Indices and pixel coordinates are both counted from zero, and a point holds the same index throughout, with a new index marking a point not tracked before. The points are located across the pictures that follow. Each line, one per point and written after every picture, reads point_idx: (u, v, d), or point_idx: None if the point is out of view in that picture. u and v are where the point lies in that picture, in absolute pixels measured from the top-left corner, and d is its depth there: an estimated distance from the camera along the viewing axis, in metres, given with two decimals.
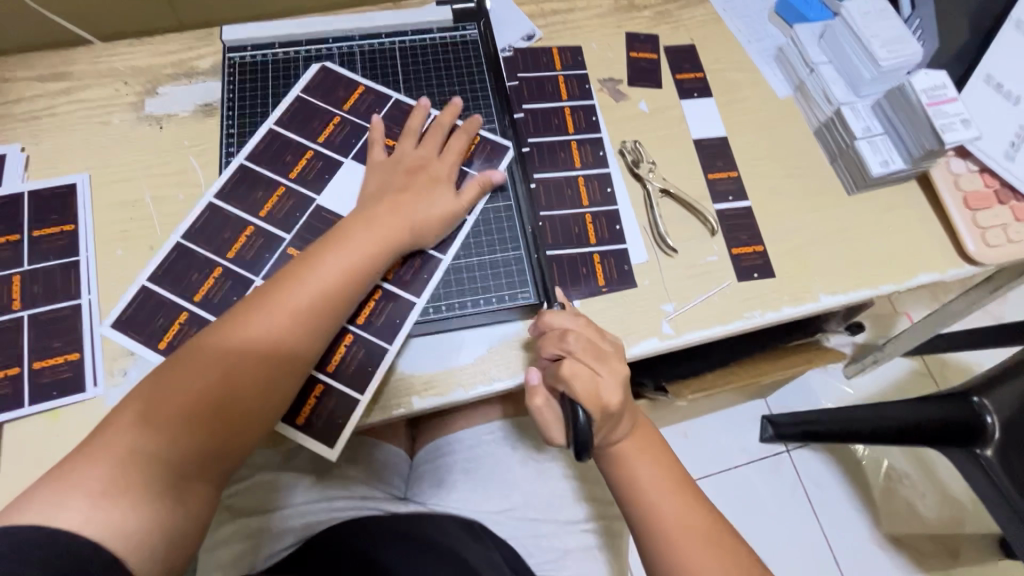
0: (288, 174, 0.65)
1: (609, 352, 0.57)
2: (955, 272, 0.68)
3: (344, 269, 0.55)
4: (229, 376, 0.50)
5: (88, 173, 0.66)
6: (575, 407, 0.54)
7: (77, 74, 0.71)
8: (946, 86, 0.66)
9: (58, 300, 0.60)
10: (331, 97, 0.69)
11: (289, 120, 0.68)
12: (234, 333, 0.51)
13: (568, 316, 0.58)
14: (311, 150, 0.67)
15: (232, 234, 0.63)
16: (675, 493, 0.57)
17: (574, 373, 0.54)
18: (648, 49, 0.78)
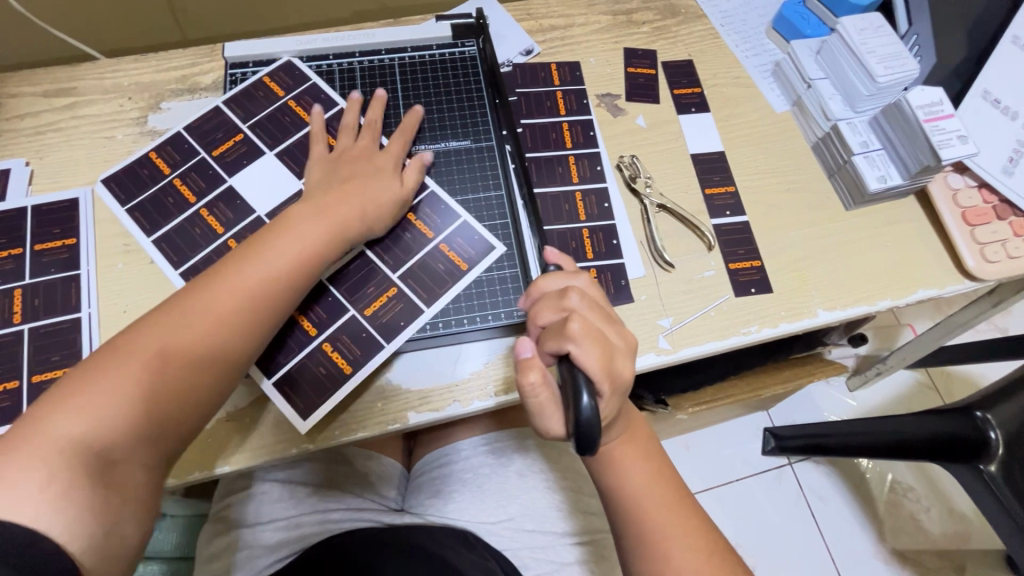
0: (215, 151, 0.68)
1: (612, 317, 0.52)
2: (954, 288, 0.68)
3: (299, 250, 0.55)
4: (205, 335, 0.50)
5: (90, 188, 0.67)
6: (581, 375, 0.46)
7: (82, 90, 0.72)
8: (943, 102, 0.66)
9: (59, 314, 0.60)
10: (279, 106, 0.70)
11: (200, 126, 0.69)
12: (211, 292, 0.52)
13: (566, 280, 0.54)
14: (241, 133, 0.69)
15: (195, 222, 0.64)
16: (675, 513, 0.54)
17: (583, 330, 0.48)
18: (646, 65, 0.79)
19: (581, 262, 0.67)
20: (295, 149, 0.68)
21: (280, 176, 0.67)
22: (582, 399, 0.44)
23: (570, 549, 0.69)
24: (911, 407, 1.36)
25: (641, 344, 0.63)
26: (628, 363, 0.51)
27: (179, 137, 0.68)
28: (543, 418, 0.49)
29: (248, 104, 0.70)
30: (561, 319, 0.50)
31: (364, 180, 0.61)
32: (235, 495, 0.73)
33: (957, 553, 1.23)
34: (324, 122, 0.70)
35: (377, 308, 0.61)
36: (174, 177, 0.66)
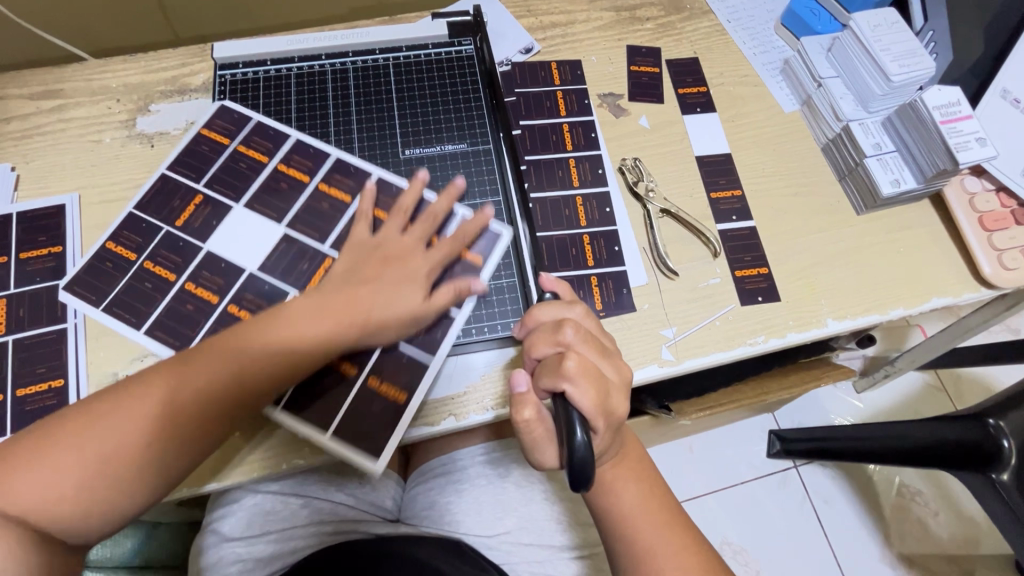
0: (175, 222, 0.63)
1: (610, 349, 0.50)
2: (970, 296, 0.65)
3: (297, 345, 0.53)
4: (176, 414, 0.49)
5: (77, 194, 0.65)
6: (572, 414, 0.45)
7: (69, 92, 0.70)
8: (961, 102, 0.63)
9: (44, 324, 0.58)
10: (230, 155, 0.66)
11: (149, 201, 0.64)
12: (218, 350, 0.51)
13: (562, 309, 0.52)
14: (199, 194, 0.64)
15: (190, 301, 0.59)
16: (671, 532, 0.52)
17: (578, 368, 0.46)
18: (650, 63, 0.76)
19: (581, 269, 0.64)
20: (261, 194, 0.64)
21: (265, 230, 0.62)
22: (576, 436, 0.43)
23: (570, 564, 0.67)
24: (920, 410, 1.34)
25: (643, 355, 0.61)
26: (624, 399, 0.49)
27: (134, 218, 0.63)
28: (537, 450, 0.51)
29: (200, 163, 0.65)
30: (556, 353, 0.48)
31: (387, 295, 0.56)
32: (228, 506, 0.71)
33: (966, 559, 1.21)
34: (283, 157, 0.66)
35: (406, 352, 0.58)
36: (144, 260, 0.61)
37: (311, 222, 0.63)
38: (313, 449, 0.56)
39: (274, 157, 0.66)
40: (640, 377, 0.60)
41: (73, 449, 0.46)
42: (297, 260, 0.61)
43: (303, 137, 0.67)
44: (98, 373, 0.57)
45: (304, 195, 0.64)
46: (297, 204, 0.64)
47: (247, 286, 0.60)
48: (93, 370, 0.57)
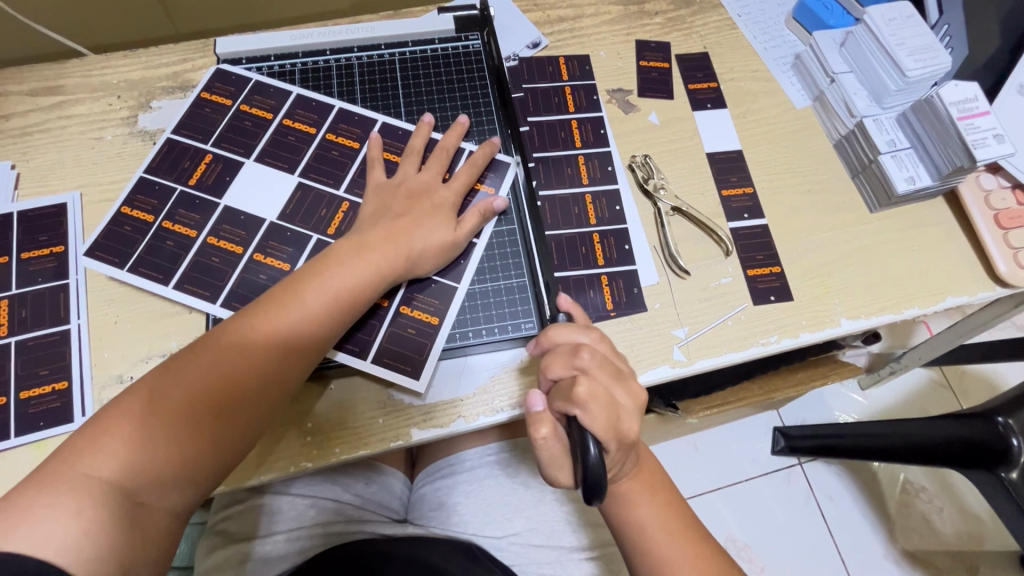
0: (188, 180, 0.63)
1: (624, 371, 0.49)
2: (985, 295, 0.64)
3: (338, 291, 0.53)
4: (194, 403, 0.47)
5: (78, 192, 0.64)
6: (585, 436, 0.43)
7: (69, 88, 0.69)
8: (978, 97, 0.62)
9: (47, 325, 0.58)
10: (235, 115, 0.67)
11: (159, 164, 0.64)
12: (238, 337, 0.50)
13: (577, 330, 0.50)
14: (210, 154, 0.65)
15: (214, 253, 0.60)
16: (682, 539, 0.52)
17: (590, 394, 0.45)
18: (659, 58, 0.75)
19: (591, 269, 0.64)
20: (270, 148, 0.65)
21: (281, 186, 0.63)
22: (588, 449, 0.42)
23: (581, 564, 0.66)
24: (926, 407, 1.33)
25: (655, 356, 0.60)
26: (636, 421, 0.48)
27: (147, 181, 0.64)
28: (552, 467, 0.50)
29: (204, 126, 0.66)
30: (570, 377, 0.47)
31: (417, 231, 0.58)
32: (236, 507, 0.70)
33: (971, 555, 1.21)
34: (287, 113, 0.67)
35: (418, 316, 0.59)
36: (162, 220, 0.62)
37: (325, 169, 0.64)
38: (323, 451, 0.55)
39: (278, 114, 0.67)
40: (651, 378, 0.59)
41: (117, 432, 0.44)
42: (315, 206, 0.63)
43: (306, 96, 0.68)
44: (102, 374, 0.56)
45: (314, 145, 0.65)
46: (307, 154, 0.65)
47: (270, 234, 0.61)
48: (98, 372, 0.57)
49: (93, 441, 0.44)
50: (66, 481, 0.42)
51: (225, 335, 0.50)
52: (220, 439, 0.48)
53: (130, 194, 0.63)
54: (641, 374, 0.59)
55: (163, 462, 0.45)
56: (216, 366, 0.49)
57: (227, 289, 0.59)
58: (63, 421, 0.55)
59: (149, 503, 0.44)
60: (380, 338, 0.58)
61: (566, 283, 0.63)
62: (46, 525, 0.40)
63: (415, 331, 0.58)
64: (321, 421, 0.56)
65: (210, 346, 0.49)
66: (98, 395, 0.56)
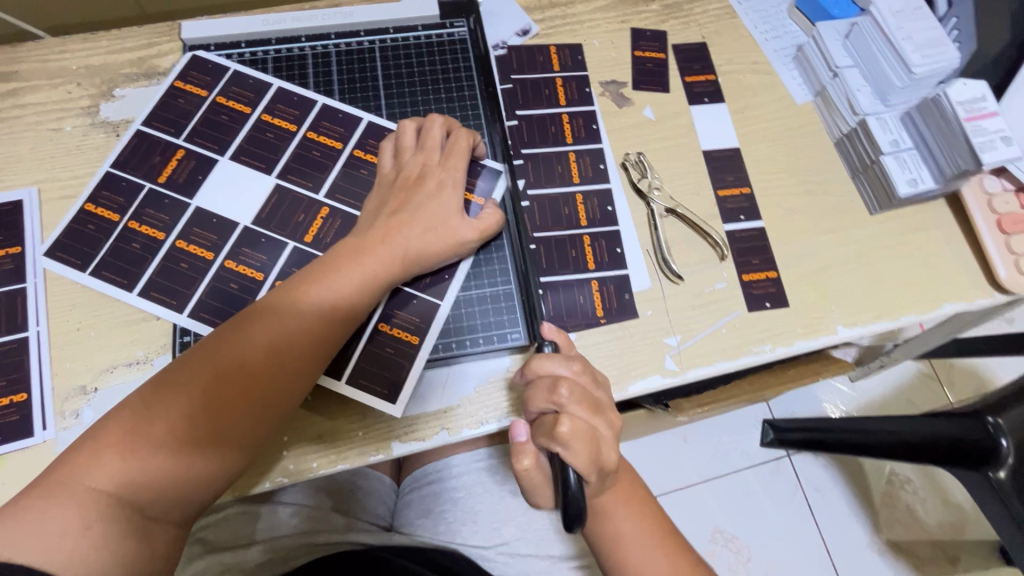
0: (157, 177, 0.60)
1: (604, 402, 0.47)
2: (985, 301, 0.63)
3: (340, 299, 0.50)
4: (190, 426, 0.44)
5: (36, 188, 0.60)
6: (566, 470, 0.43)
7: (24, 74, 0.64)
8: (986, 97, 0.59)
9: (5, 333, 0.54)
10: (210, 107, 0.63)
11: (128, 158, 0.60)
12: (233, 350, 0.47)
13: (559, 360, 0.48)
14: (182, 150, 0.61)
15: (184, 257, 0.57)
16: (666, 552, 0.51)
17: (573, 431, 0.43)
18: (656, 48, 0.71)
19: (581, 273, 0.61)
20: (247, 145, 0.61)
21: (261, 189, 0.60)
22: (569, 479, 0.42)
23: (569, 573, 0.65)
24: (915, 402, 1.33)
25: (645, 365, 0.58)
26: (617, 450, 0.47)
27: (114, 176, 0.60)
28: (533, 494, 0.49)
29: (177, 117, 0.62)
30: (552, 412, 0.45)
31: (420, 226, 0.54)
32: (214, 516, 0.68)
33: (952, 546, 1.23)
34: (266, 107, 0.63)
35: (397, 333, 0.56)
36: (128, 220, 0.58)
37: (303, 170, 0.61)
38: (297, 463, 0.53)
39: (257, 108, 0.63)
40: (642, 389, 0.57)
41: (105, 454, 0.42)
42: (292, 210, 0.59)
43: (289, 90, 0.64)
44: (64, 385, 0.53)
45: (294, 143, 0.62)
46: (287, 153, 0.61)
47: (244, 239, 0.58)
48: (59, 383, 0.53)
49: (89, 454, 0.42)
50: (64, 493, 0.40)
51: (217, 346, 0.47)
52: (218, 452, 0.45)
53: (98, 189, 0.59)
54: (632, 385, 0.57)
55: (163, 483, 0.43)
56: (211, 382, 0.45)
57: (194, 298, 0.56)
58: (22, 435, 0.51)
59: (157, 516, 0.43)
60: (359, 353, 0.55)
61: (555, 288, 0.60)
62: (27, 530, 0.38)
63: (392, 350, 0.56)
64: (294, 432, 0.54)
65: (206, 360, 0.46)
66: (59, 406, 0.53)
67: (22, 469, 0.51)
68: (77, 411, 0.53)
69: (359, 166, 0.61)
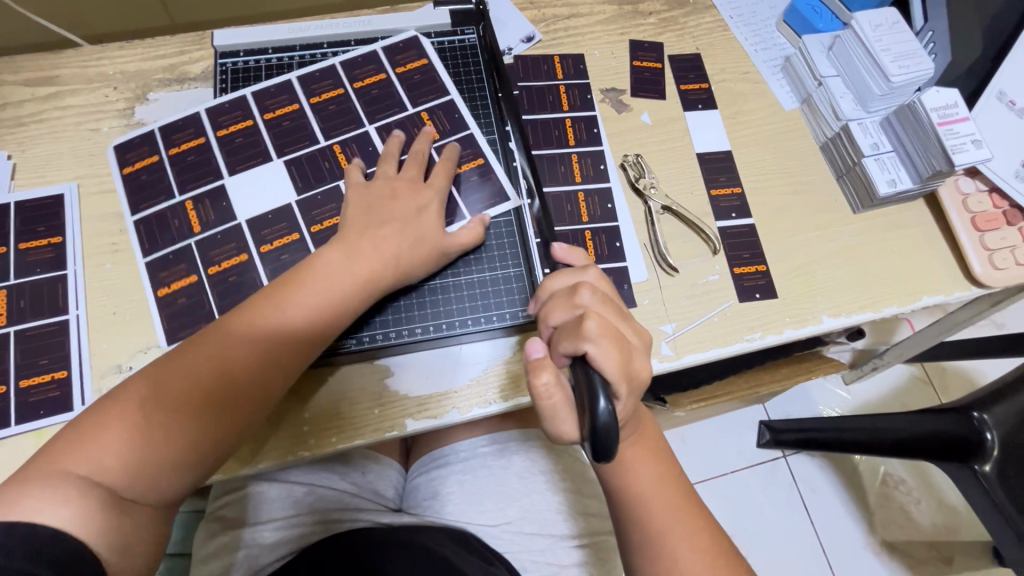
0: (192, 230, 0.61)
1: (625, 312, 0.51)
2: (961, 294, 0.67)
3: (342, 290, 0.54)
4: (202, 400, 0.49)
5: (75, 183, 0.64)
6: (591, 373, 0.45)
7: (65, 79, 0.69)
8: (958, 104, 0.64)
9: (46, 315, 0.58)
10: (171, 159, 0.64)
11: (151, 241, 0.61)
12: (239, 332, 0.51)
13: (576, 276, 0.53)
14: (188, 198, 0.62)
15: (230, 253, 0.60)
16: (687, 516, 0.54)
17: (600, 329, 0.47)
18: (652, 58, 0.76)
19: None
20: (226, 158, 0.64)
21: (277, 182, 0.63)
22: (594, 383, 0.44)
23: (571, 551, 0.69)
24: (907, 403, 1.37)
25: None
26: (644, 362, 0.50)
27: (155, 259, 0.60)
28: (557, 423, 0.49)
29: (152, 186, 0.63)
30: (572, 317, 0.49)
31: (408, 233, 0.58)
32: (228, 497, 0.71)
33: (945, 544, 1.25)
34: (260, 108, 0.66)
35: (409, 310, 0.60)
36: (198, 271, 0.60)
37: (299, 166, 0.64)
38: (318, 440, 0.57)
39: (280, 113, 0.66)
40: None
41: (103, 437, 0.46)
42: (305, 171, 0.63)
43: (306, 72, 0.68)
44: (101, 364, 0.57)
45: (261, 131, 0.65)
46: (263, 141, 0.64)
47: (283, 215, 0.62)
48: (97, 362, 0.57)
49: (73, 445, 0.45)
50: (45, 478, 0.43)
51: (230, 329, 0.52)
52: (193, 449, 0.48)
53: (163, 274, 0.60)
54: None
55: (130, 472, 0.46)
56: (219, 356, 0.50)
57: (242, 281, 0.59)
58: (62, 410, 0.55)
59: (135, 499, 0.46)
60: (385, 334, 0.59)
61: None
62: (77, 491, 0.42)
63: (408, 333, 0.60)
64: (313, 412, 0.58)
65: (222, 337, 0.51)
66: (97, 383, 0.57)
67: None
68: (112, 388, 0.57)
69: (326, 159, 0.64)
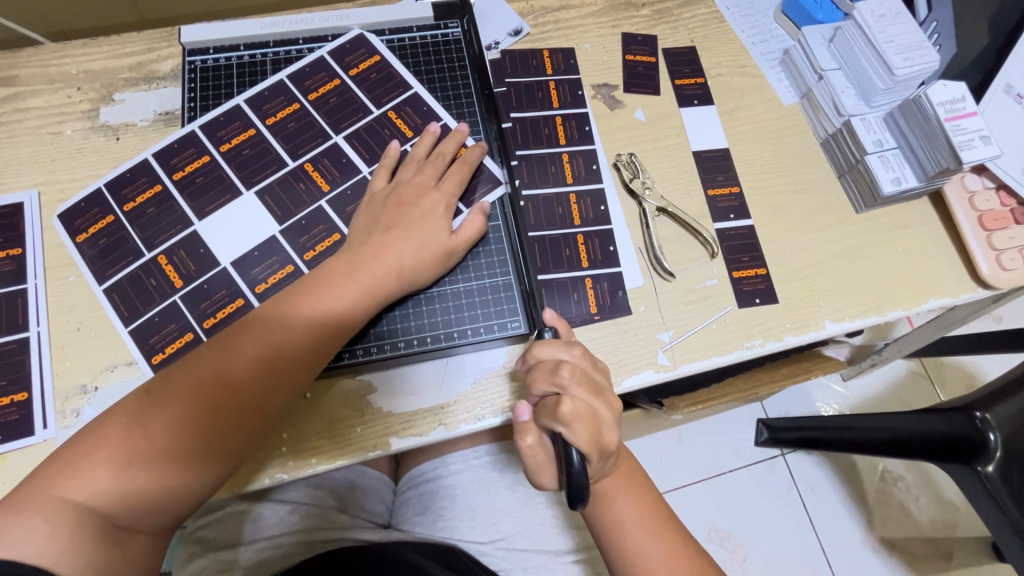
0: (175, 286, 0.56)
1: (603, 385, 0.48)
2: (967, 296, 0.64)
3: (341, 304, 0.51)
4: (199, 423, 0.46)
5: (36, 191, 0.61)
6: (570, 450, 0.44)
7: (24, 79, 0.65)
8: (966, 98, 0.61)
9: (4, 333, 0.55)
10: (127, 217, 0.59)
11: (130, 308, 0.56)
12: (236, 351, 0.48)
13: (559, 347, 0.48)
14: (160, 254, 0.57)
15: (218, 301, 0.55)
16: (662, 534, 0.52)
17: (575, 412, 0.45)
18: (646, 52, 0.73)
19: (575, 271, 0.62)
20: (190, 199, 0.59)
21: (255, 216, 0.58)
22: (571, 461, 0.43)
23: (566, 567, 0.67)
24: (906, 400, 1.35)
25: (639, 360, 0.59)
26: (617, 432, 0.48)
27: (139, 328, 0.55)
28: (537, 474, 0.50)
29: (115, 253, 0.57)
30: (552, 394, 0.47)
31: (415, 236, 0.55)
32: (213, 515, 0.68)
33: (945, 543, 1.24)
34: (214, 141, 0.61)
35: (394, 320, 0.57)
36: (189, 333, 0.54)
37: (279, 196, 0.59)
38: (296, 461, 0.54)
39: (253, 122, 0.62)
40: (636, 383, 0.58)
41: (91, 464, 0.43)
42: (287, 195, 0.59)
43: (295, 70, 0.65)
44: (65, 385, 0.54)
45: (222, 164, 0.60)
46: (229, 173, 0.60)
47: (271, 249, 0.57)
48: (59, 382, 0.54)
49: (64, 466, 0.43)
50: (33, 502, 0.41)
51: (230, 344, 0.48)
52: (191, 473, 0.45)
53: (157, 344, 0.54)
54: (626, 379, 0.58)
55: (117, 494, 0.43)
56: (212, 374, 0.47)
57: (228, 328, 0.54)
58: (23, 434, 0.52)
59: (128, 526, 0.44)
60: (366, 349, 0.56)
61: (550, 286, 0.61)
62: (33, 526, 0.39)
63: (391, 348, 0.56)
64: (290, 432, 0.54)
65: (219, 351, 0.48)
66: (60, 405, 0.53)
67: (21, 468, 0.51)
68: (77, 409, 0.53)
69: (301, 180, 0.60)
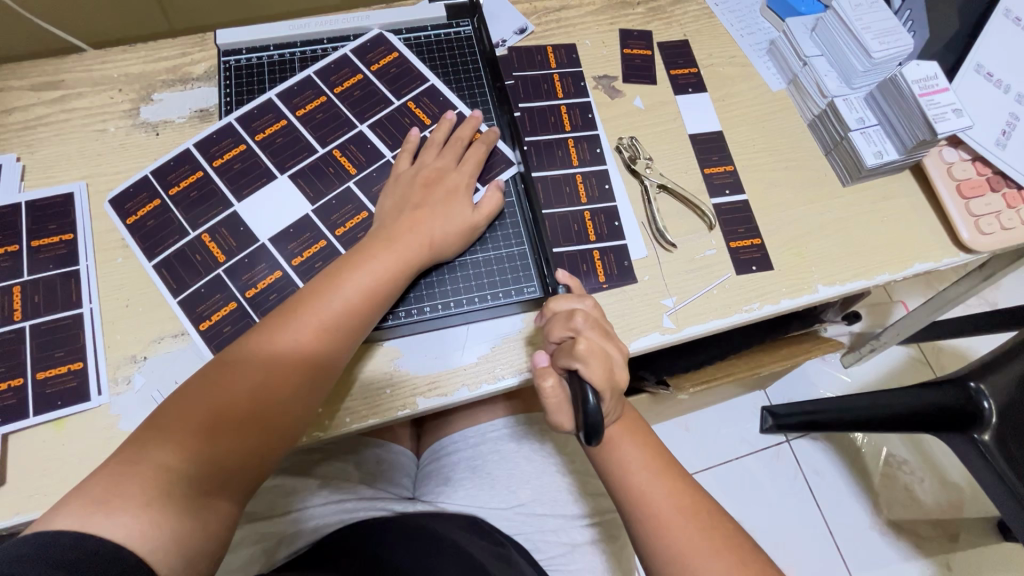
0: (218, 260, 0.61)
1: (614, 332, 0.54)
2: (950, 260, 0.69)
3: (381, 278, 0.56)
4: (261, 391, 0.50)
5: (84, 182, 0.66)
6: (585, 387, 0.48)
7: (70, 82, 0.71)
8: (937, 75, 0.66)
9: (59, 309, 0.59)
10: (172, 199, 0.64)
11: (177, 281, 0.60)
12: (289, 325, 0.52)
13: (573, 299, 0.55)
14: (204, 232, 0.62)
15: (260, 274, 0.60)
16: (662, 475, 0.56)
17: (589, 349, 0.49)
18: (642, 46, 0.79)
19: (584, 244, 0.67)
20: (229, 183, 0.64)
21: (289, 197, 0.63)
22: (588, 399, 0.48)
23: (581, 531, 0.71)
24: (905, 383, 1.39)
25: (646, 324, 0.63)
26: (627, 371, 0.53)
27: (187, 299, 0.60)
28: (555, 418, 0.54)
29: (161, 231, 0.62)
30: (568, 338, 0.52)
31: (441, 213, 0.60)
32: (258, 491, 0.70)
33: (951, 523, 1.26)
34: (249, 131, 0.67)
35: (421, 288, 0.62)
36: (233, 302, 0.59)
37: (311, 178, 0.64)
38: (332, 420, 0.58)
39: (285, 113, 0.67)
40: (644, 344, 0.63)
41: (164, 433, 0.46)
42: (316, 176, 0.65)
43: (322, 67, 0.70)
44: (116, 355, 0.58)
45: (257, 151, 0.66)
46: (264, 159, 0.65)
47: (305, 225, 0.62)
48: (111, 353, 0.58)
49: (141, 433, 0.46)
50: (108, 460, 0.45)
51: (283, 320, 0.53)
52: (254, 436, 0.49)
53: (204, 312, 0.59)
54: (634, 341, 0.63)
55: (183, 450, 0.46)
56: (269, 347, 0.51)
57: (269, 297, 0.60)
58: (80, 400, 0.56)
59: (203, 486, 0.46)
60: (396, 314, 0.61)
61: (561, 258, 0.66)
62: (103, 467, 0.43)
63: (417, 313, 0.61)
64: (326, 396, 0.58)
65: (274, 326, 0.52)
66: (112, 373, 0.58)
67: (78, 431, 0.55)
68: (129, 377, 0.58)
69: (330, 165, 0.65)
